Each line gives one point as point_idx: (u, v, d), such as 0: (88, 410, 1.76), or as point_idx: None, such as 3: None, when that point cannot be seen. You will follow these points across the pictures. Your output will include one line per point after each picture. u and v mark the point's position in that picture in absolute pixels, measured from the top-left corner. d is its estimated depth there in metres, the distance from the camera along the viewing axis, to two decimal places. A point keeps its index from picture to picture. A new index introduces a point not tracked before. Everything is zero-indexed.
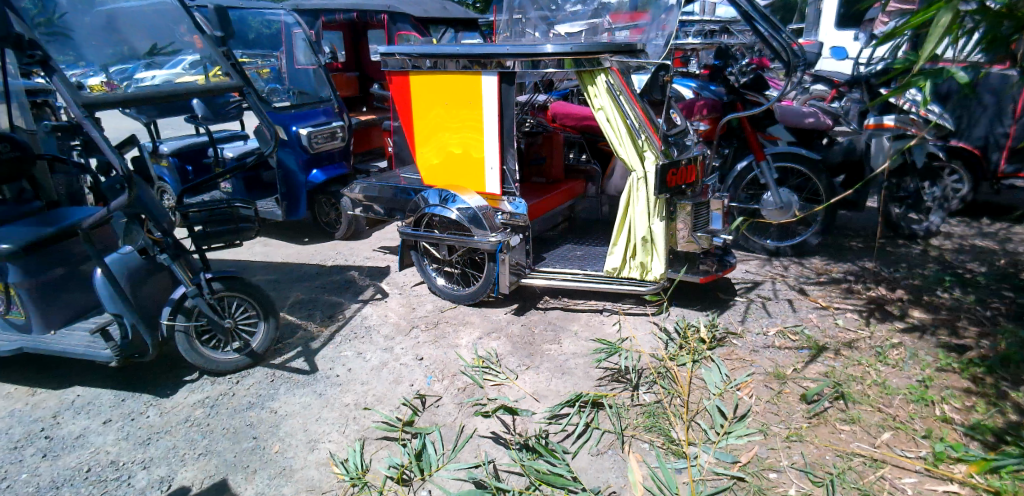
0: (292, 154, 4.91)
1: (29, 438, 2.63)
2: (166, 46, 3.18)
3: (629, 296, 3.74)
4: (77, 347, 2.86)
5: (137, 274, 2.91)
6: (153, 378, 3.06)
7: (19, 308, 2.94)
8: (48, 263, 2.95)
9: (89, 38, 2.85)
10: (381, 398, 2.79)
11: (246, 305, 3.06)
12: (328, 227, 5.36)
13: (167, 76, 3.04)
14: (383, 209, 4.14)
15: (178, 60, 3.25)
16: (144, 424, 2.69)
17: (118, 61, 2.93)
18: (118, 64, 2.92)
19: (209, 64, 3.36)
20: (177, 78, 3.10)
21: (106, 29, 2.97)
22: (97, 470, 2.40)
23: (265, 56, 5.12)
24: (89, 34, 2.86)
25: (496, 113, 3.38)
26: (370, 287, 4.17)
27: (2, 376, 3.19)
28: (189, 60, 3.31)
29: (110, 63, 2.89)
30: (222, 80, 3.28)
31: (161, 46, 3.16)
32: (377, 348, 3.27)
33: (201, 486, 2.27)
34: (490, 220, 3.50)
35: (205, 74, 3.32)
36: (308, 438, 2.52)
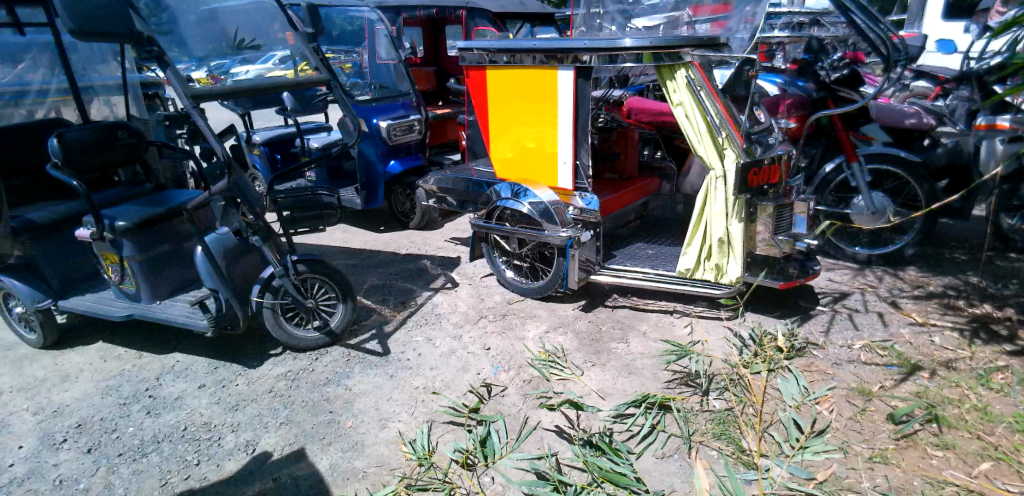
0: (372, 145, 5.12)
1: (136, 396, 2.91)
2: (252, 40, 3.38)
3: (702, 298, 3.62)
4: (178, 316, 3.11)
5: (233, 253, 3.12)
6: (243, 350, 3.29)
7: (130, 279, 3.24)
8: (154, 241, 3.23)
9: (195, 34, 3.08)
10: (448, 383, 2.86)
11: (327, 287, 3.22)
12: (403, 216, 5.54)
13: (260, 71, 3.27)
14: (456, 201, 4.23)
15: (269, 57, 3.41)
16: (233, 391, 2.89)
17: (219, 56, 3.16)
18: (218, 58, 3.15)
19: (299, 59, 3.47)
20: (269, 73, 3.28)
21: (208, 24, 3.17)
22: (192, 429, 2.61)
23: (349, 52, 5.31)
24: (194, 29, 3.08)
25: (572, 107, 3.36)
26: (441, 276, 4.27)
27: (116, 341, 3.53)
28: (278, 56, 3.46)
29: (212, 58, 3.11)
30: (310, 74, 3.41)
31: (246, 38, 3.35)
32: (446, 335, 3.36)
33: (282, 452, 2.42)
34: (561, 215, 3.50)
35: (295, 68, 3.42)
36: (380, 416, 2.62)
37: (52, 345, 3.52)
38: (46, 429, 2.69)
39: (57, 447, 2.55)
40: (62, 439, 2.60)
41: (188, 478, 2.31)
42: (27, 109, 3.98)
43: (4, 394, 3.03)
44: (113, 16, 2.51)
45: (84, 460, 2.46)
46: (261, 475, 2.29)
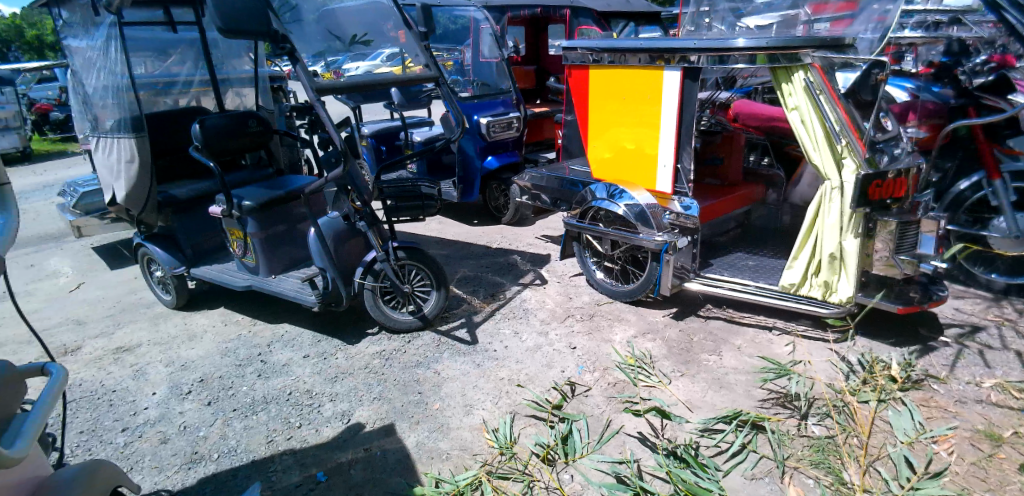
0: (471, 141, 5.27)
1: (250, 359, 3.19)
2: (363, 36, 3.51)
3: (806, 316, 3.38)
4: (289, 291, 3.37)
5: (340, 235, 3.33)
6: (343, 326, 3.51)
7: (251, 254, 3.55)
8: (273, 220, 3.52)
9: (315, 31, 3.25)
10: (533, 377, 2.88)
11: (423, 274, 3.36)
12: (496, 211, 5.64)
13: (368, 68, 3.43)
14: (550, 199, 4.24)
15: (378, 53, 3.59)
16: (334, 364, 3.09)
17: (332, 53, 3.31)
18: (332, 55, 3.30)
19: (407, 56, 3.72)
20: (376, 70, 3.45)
21: (326, 21, 3.32)
22: (296, 395, 2.82)
23: (451, 50, 5.44)
24: (314, 27, 3.24)
25: (676, 108, 3.26)
26: (530, 272, 4.31)
27: (235, 308, 3.88)
28: (387, 53, 3.68)
29: (326, 54, 3.27)
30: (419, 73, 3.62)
31: (359, 34, 3.49)
32: (533, 330, 3.39)
33: (373, 425, 2.56)
34: (657, 219, 3.41)
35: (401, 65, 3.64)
36: (465, 402, 2.69)
37: (183, 307, 3.95)
38: (176, 380, 3.01)
39: (183, 397, 2.86)
40: (188, 391, 2.90)
41: (290, 438, 2.50)
42: (174, 99, 4.38)
43: (143, 345, 3.44)
44: (255, 16, 2.77)
45: (205, 411, 2.73)
46: (353, 444, 2.44)
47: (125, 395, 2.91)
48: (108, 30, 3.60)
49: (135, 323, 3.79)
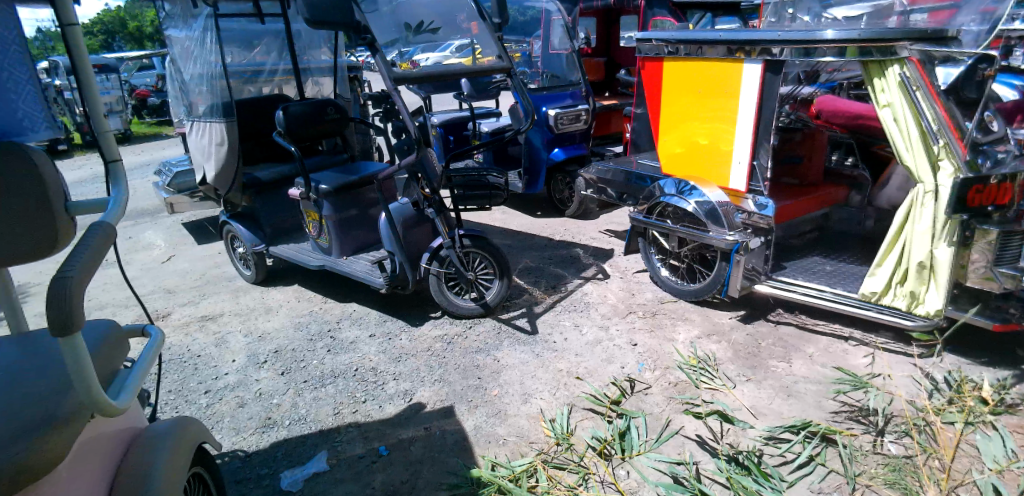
0: (539, 133, 5.26)
1: (321, 335, 3.34)
2: (431, 23, 3.51)
3: (887, 328, 3.17)
4: (358, 272, 3.50)
5: (409, 221, 3.42)
6: (408, 309, 3.61)
7: (326, 235, 3.71)
8: (346, 204, 3.66)
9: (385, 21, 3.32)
10: (592, 371, 2.87)
11: (487, 262, 3.40)
12: (560, 204, 5.62)
13: (438, 58, 3.47)
14: (616, 194, 4.18)
15: (448, 45, 3.60)
16: (398, 344, 3.19)
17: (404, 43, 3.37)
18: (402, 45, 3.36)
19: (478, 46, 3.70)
20: (445, 60, 3.48)
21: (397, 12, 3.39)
22: (362, 371, 2.94)
23: (520, 42, 5.62)
24: (385, 17, 3.33)
25: (755, 103, 3.13)
26: (593, 266, 4.27)
27: (308, 286, 4.08)
28: (455, 44, 3.65)
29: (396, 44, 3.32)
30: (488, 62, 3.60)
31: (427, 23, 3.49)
32: (594, 324, 3.36)
33: (434, 406, 2.63)
34: (729, 217, 3.28)
35: (471, 56, 3.63)
36: (523, 390, 2.71)
37: (261, 281, 4.18)
38: (253, 350, 3.21)
39: (260, 366, 3.04)
40: (264, 360, 3.08)
41: (356, 412, 2.61)
42: (259, 87, 4.60)
43: (225, 315, 3.69)
44: (337, 6, 2.87)
45: (279, 380, 2.89)
46: (414, 422, 2.51)
47: (208, 360, 3.13)
48: (204, 21, 3.91)
49: (218, 294, 4.05)
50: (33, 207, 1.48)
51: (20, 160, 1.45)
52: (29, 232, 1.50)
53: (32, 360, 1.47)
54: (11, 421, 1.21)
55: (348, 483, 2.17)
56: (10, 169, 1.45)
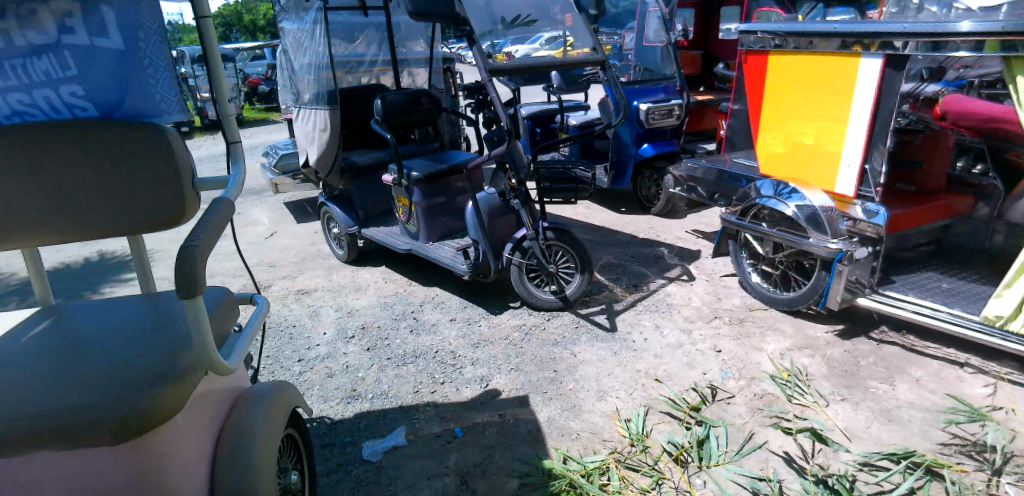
0: (628, 127, 5.15)
1: (405, 316, 3.47)
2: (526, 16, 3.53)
3: (1012, 356, 2.84)
4: (443, 258, 3.60)
5: (495, 211, 3.46)
6: (488, 297, 3.67)
7: (415, 220, 3.84)
8: (435, 191, 3.77)
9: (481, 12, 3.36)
10: (672, 374, 2.78)
11: (569, 256, 3.39)
12: (647, 201, 5.48)
13: (528, 50, 3.44)
14: (706, 192, 4.01)
15: (539, 37, 3.57)
16: (477, 330, 3.26)
17: (494, 36, 3.37)
18: (493, 38, 3.36)
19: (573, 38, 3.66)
20: (536, 52, 3.44)
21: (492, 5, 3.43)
22: (441, 354, 3.03)
23: (611, 34, 5.42)
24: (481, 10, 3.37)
25: (872, 102, 2.88)
26: (677, 266, 4.13)
27: (395, 268, 4.24)
28: (546, 37, 3.58)
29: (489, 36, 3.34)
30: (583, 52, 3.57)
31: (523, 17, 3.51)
32: (676, 326, 3.26)
33: (509, 394, 2.66)
34: (832, 224, 3.06)
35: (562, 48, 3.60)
36: (599, 387, 2.68)
37: (353, 261, 4.40)
38: (343, 324, 3.39)
39: (348, 340, 3.21)
40: (352, 335, 3.26)
41: (434, 392, 2.70)
42: (359, 77, 4.82)
43: (318, 290, 3.92)
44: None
45: (364, 355, 3.04)
46: (489, 408, 2.56)
47: (302, 331, 3.34)
48: (315, 15, 4.02)
49: (313, 270, 4.31)
50: (161, 182, 1.66)
51: (154, 139, 1.63)
52: (155, 204, 1.68)
53: (155, 319, 1.62)
54: (140, 371, 1.36)
55: (424, 460, 2.25)
56: (145, 146, 1.63)
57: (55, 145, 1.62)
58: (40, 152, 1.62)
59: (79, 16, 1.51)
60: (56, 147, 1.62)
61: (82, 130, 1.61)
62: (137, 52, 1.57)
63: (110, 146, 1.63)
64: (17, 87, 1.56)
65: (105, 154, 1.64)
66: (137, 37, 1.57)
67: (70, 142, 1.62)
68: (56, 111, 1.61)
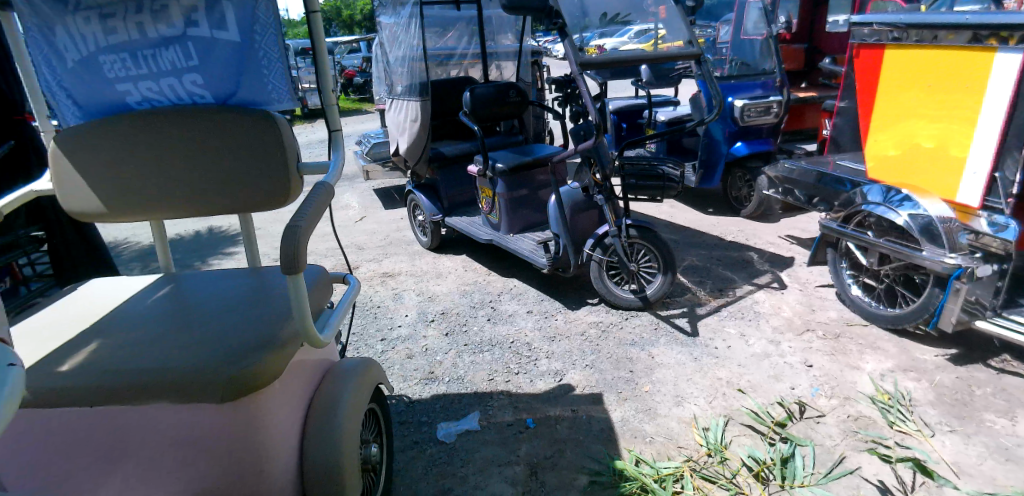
0: (721, 124, 4.92)
1: (483, 304, 3.53)
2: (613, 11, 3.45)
3: None
4: (523, 250, 3.62)
5: (578, 206, 3.44)
6: (566, 292, 3.66)
7: (497, 212, 3.89)
8: (518, 183, 3.79)
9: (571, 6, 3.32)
10: (756, 386, 2.65)
11: (651, 256, 3.31)
12: (737, 202, 5.23)
13: (615, 44, 3.38)
14: (804, 196, 3.77)
15: (627, 30, 3.46)
16: (554, 324, 3.26)
17: (581, 30, 3.35)
18: (580, 32, 3.34)
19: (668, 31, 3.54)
20: (622, 46, 3.37)
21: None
22: (517, 345, 3.05)
23: (705, 27, 5.23)
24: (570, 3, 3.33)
25: (1005, 103, 2.58)
26: (768, 273, 3.92)
27: (475, 258, 4.32)
28: (636, 29, 3.51)
29: (576, 31, 3.32)
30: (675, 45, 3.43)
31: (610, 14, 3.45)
32: (762, 336, 3.09)
33: (583, 390, 2.64)
34: (951, 236, 2.73)
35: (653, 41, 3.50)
36: (676, 392, 2.61)
37: (435, 248, 4.52)
38: (424, 309, 3.51)
39: (428, 323, 3.32)
40: (432, 319, 3.36)
41: (508, 382, 2.73)
42: (449, 69, 4.93)
43: (402, 274, 4.07)
44: None
45: (442, 339, 3.13)
46: (562, 402, 2.55)
47: (385, 312, 3.49)
48: (409, 10, 4.19)
49: (398, 255, 4.47)
50: (269, 163, 1.76)
51: (262, 123, 1.73)
52: (261, 185, 1.78)
53: (259, 293, 1.75)
54: (244, 338, 1.47)
55: (496, 447, 2.29)
56: (252, 129, 1.74)
57: (185, 128, 1.77)
58: (172, 133, 1.77)
59: (202, 11, 1.68)
60: (185, 129, 1.77)
61: (205, 114, 1.76)
62: (251, 43, 1.70)
63: (226, 130, 1.76)
64: (148, 76, 1.76)
65: (225, 137, 1.76)
66: (252, 30, 1.69)
67: (198, 125, 1.76)
68: (181, 100, 1.79)
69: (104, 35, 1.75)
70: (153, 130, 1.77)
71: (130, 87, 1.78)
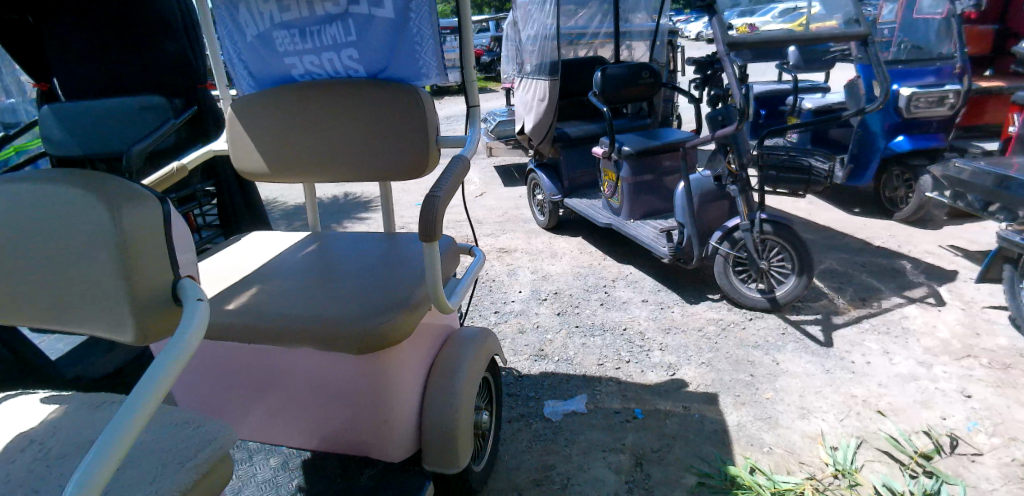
0: (881, 115, 4.41)
1: (596, 288, 3.50)
2: None
3: None
4: (644, 238, 3.52)
5: (707, 196, 3.26)
6: (686, 284, 3.51)
7: (619, 196, 3.81)
8: (644, 168, 3.68)
9: None
10: (898, 410, 2.38)
11: (785, 255, 3.07)
12: (890, 204, 4.66)
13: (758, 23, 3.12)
14: (978, 202, 3.28)
15: (771, 9, 3.16)
16: (670, 316, 3.15)
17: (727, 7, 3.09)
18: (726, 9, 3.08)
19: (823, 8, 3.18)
20: (765, 26, 3.09)
21: None
22: (630, 333, 3.00)
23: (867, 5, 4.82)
24: None
25: None
26: (922, 285, 3.47)
27: (592, 241, 4.28)
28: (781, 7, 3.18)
29: (723, 8, 3.07)
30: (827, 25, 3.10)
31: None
32: (910, 356, 2.76)
33: (697, 387, 2.54)
34: None
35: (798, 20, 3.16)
36: (802, 404, 2.41)
37: (552, 227, 4.54)
38: (537, 286, 3.55)
39: (541, 301, 3.36)
40: (545, 297, 3.39)
41: (618, 369, 2.69)
42: (580, 49, 4.88)
43: (518, 251, 4.13)
44: None
45: (554, 318, 3.16)
46: (674, 397, 2.47)
47: (500, 286, 3.58)
48: None
49: (515, 232, 4.55)
50: (411, 136, 1.85)
51: (406, 94, 1.83)
52: (401, 156, 1.87)
53: (393, 257, 1.86)
54: (379, 297, 1.58)
55: (601, 432, 2.27)
56: (399, 102, 1.84)
57: (339, 97, 1.90)
58: (326, 101, 1.91)
59: None
60: (338, 97, 1.90)
61: (358, 85, 1.88)
62: (405, 20, 1.81)
63: (375, 102, 1.86)
64: (312, 50, 1.93)
65: (372, 107, 1.87)
66: (407, 8, 1.81)
67: (351, 95, 1.89)
68: (338, 73, 1.95)
69: (280, 12, 1.93)
70: (311, 98, 1.93)
71: (296, 61, 1.97)
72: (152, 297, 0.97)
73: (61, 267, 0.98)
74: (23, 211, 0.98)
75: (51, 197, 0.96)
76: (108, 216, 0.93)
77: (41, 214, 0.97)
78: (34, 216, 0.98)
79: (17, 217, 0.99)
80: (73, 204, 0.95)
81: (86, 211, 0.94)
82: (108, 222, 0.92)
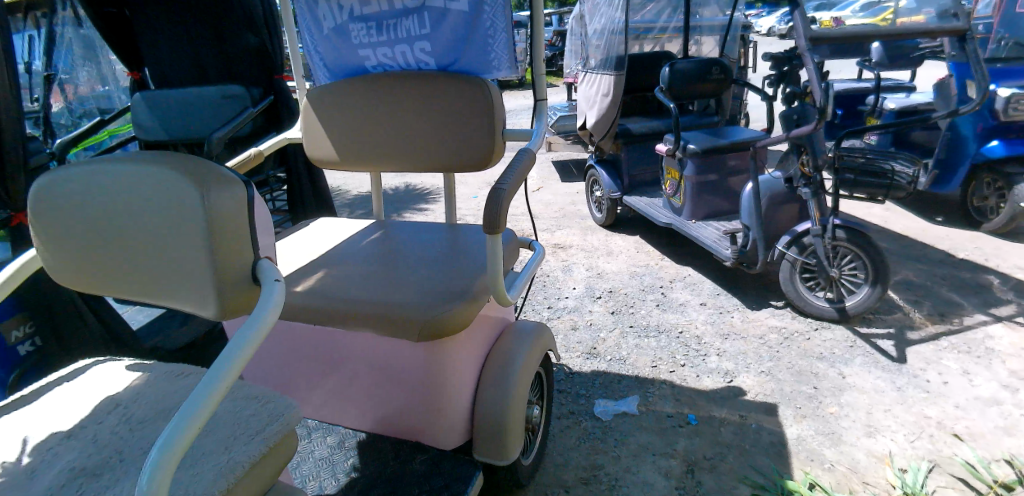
0: (974, 117, 4.09)
1: (653, 289, 3.44)
2: None
3: None
4: (706, 239, 3.43)
5: (777, 197, 3.13)
6: (747, 290, 3.39)
7: (681, 195, 3.71)
8: (709, 167, 3.58)
9: None
10: (977, 436, 2.22)
11: (859, 263, 2.92)
12: (977, 214, 4.32)
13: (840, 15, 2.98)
14: None
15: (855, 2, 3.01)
16: (729, 321, 3.06)
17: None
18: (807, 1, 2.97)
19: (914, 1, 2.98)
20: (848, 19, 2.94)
21: None
22: (686, 336, 2.93)
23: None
24: None
25: None
26: (1011, 303, 3.21)
27: (651, 241, 4.20)
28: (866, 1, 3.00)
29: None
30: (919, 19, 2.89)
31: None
32: (993, 378, 2.56)
33: (756, 396, 2.46)
34: None
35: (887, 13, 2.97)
36: (868, 422, 2.29)
37: (609, 225, 4.49)
38: (592, 284, 3.52)
39: (594, 299, 3.34)
40: (599, 295, 3.36)
41: (673, 372, 2.64)
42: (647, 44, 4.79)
43: (574, 248, 4.11)
44: None
45: (608, 317, 3.14)
46: (730, 404, 2.40)
47: (554, 281, 3.58)
48: None
49: (572, 228, 4.53)
50: (476, 131, 1.88)
51: (474, 88, 1.86)
52: (466, 151, 1.91)
53: (454, 248, 1.90)
54: (441, 286, 1.62)
55: (652, 435, 2.24)
56: (466, 97, 1.87)
57: (410, 89, 1.94)
58: (397, 93, 1.96)
59: None
60: (409, 89, 1.95)
61: (427, 78, 1.93)
62: (479, 13, 1.84)
63: (444, 95, 1.90)
64: (386, 43, 1.98)
65: (441, 100, 1.91)
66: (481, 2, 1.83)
67: (422, 87, 1.93)
68: (409, 65, 1.99)
69: (359, 5, 1.99)
70: (384, 90, 1.98)
71: (370, 53, 2.02)
72: (234, 276, 1.04)
73: (152, 244, 1.05)
74: (119, 189, 1.06)
75: (145, 177, 1.03)
76: (199, 195, 0.99)
77: (137, 193, 1.04)
78: (129, 195, 1.05)
79: (111, 195, 1.07)
80: (164, 184, 1.01)
81: (176, 191, 1.00)
82: (198, 201, 0.99)
